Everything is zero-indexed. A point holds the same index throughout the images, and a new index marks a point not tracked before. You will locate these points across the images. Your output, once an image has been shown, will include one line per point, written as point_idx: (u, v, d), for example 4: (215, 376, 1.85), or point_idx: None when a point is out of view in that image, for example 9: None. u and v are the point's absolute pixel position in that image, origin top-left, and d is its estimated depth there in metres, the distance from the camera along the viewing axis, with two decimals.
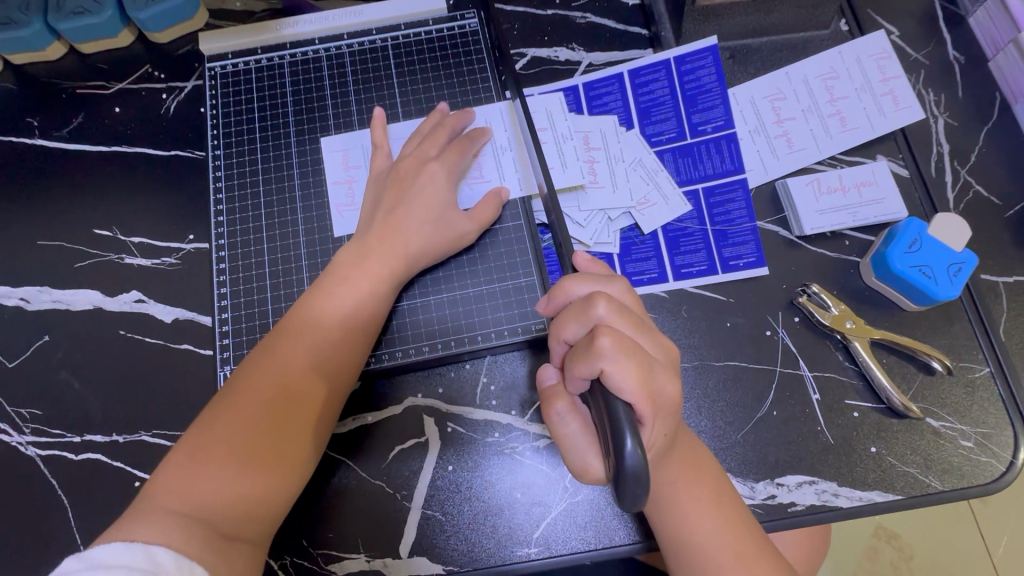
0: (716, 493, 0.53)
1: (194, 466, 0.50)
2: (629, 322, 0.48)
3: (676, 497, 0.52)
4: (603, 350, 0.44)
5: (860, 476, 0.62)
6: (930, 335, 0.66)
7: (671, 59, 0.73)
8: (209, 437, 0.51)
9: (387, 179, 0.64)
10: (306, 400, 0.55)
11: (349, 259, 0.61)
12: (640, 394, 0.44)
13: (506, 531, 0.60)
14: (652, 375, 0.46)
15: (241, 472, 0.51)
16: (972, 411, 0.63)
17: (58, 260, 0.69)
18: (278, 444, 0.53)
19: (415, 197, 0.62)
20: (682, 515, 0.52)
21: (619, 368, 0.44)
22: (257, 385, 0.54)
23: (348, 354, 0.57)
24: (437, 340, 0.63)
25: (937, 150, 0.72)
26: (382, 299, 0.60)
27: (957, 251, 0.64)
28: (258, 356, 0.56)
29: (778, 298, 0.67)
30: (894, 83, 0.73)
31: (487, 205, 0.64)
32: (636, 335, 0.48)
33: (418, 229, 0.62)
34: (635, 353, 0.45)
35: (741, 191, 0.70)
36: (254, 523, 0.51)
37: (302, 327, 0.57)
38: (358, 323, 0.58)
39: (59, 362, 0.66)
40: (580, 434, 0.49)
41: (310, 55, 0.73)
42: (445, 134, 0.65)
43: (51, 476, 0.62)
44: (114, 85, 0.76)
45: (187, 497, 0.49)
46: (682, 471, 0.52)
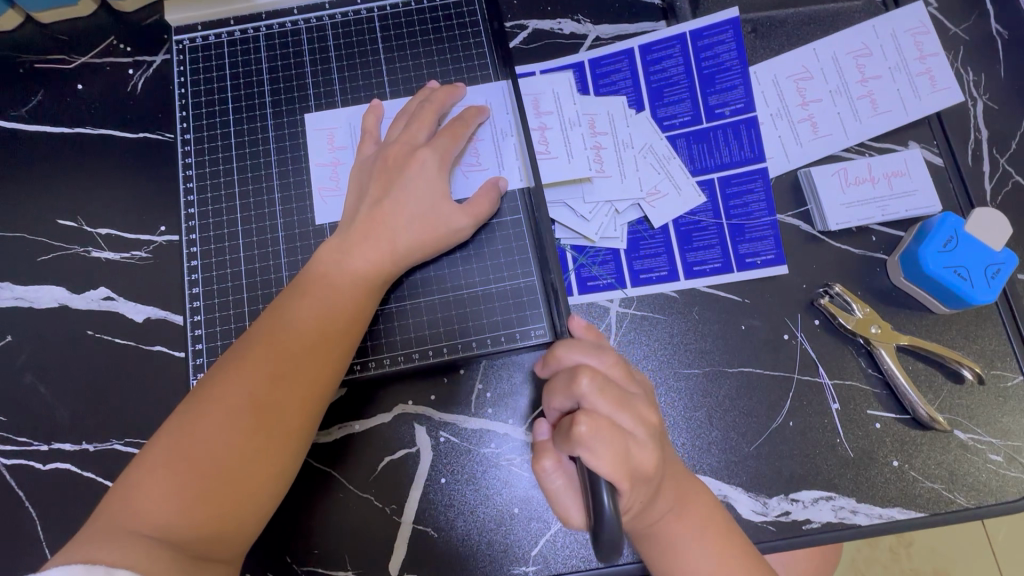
0: (713, 532, 0.49)
1: (158, 482, 0.45)
2: (612, 400, 0.43)
3: (661, 531, 0.48)
4: (581, 439, 0.40)
5: (880, 492, 0.58)
6: (960, 341, 0.61)
7: (686, 34, 0.67)
8: (174, 449, 0.46)
9: (372, 167, 0.58)
10: (283, 409, 0.50)
11: (331, 254, 0.56)
12: (619, 473, 0.40)
13: (502, 549, 0.56)
14: (631, 453, 0.42)
15: (210, 490, 0.46)
16: (1002, 422, 0.59)
17: (19, 253, 0.64)
18: (252, 457, 0.48)
19: (406, 187, 0.57)
20: (668, 551, 0.48)
21: (597, 455, 0.40)
22: (228, 394, 0.49)
23: (329, 358, 0.53)
24: (428, 345, 0.59)
25: (975, 137, 0.66)
26: (368, 301, 0.55)
27: (996, 251, 0.59)
28: (230, 361, 0.51)
29: (797, 299, 0.62)
30: (932, 62, 0.66)
31: (483, 198, 0.58)
32: (620, 414, 0.43)
33: (407, 225, 0.56)
34: (613, 437, 0.41)
35: (760, 182, 0.64)
36: (226, 543, 0.46)
37: (279, 329, 0.52)
38: (341, 326, 0.54)
39: (24, 364, 0.61)
40: (564, 491, 0.45)
41: (289, 27, 0.66)
42: (432, 114, 0.59)
43: (18, 487, 0.58)
44: (76, 59, 0.69)
45: (151, 515, 0.44)
46: (669, 502, 0.48)
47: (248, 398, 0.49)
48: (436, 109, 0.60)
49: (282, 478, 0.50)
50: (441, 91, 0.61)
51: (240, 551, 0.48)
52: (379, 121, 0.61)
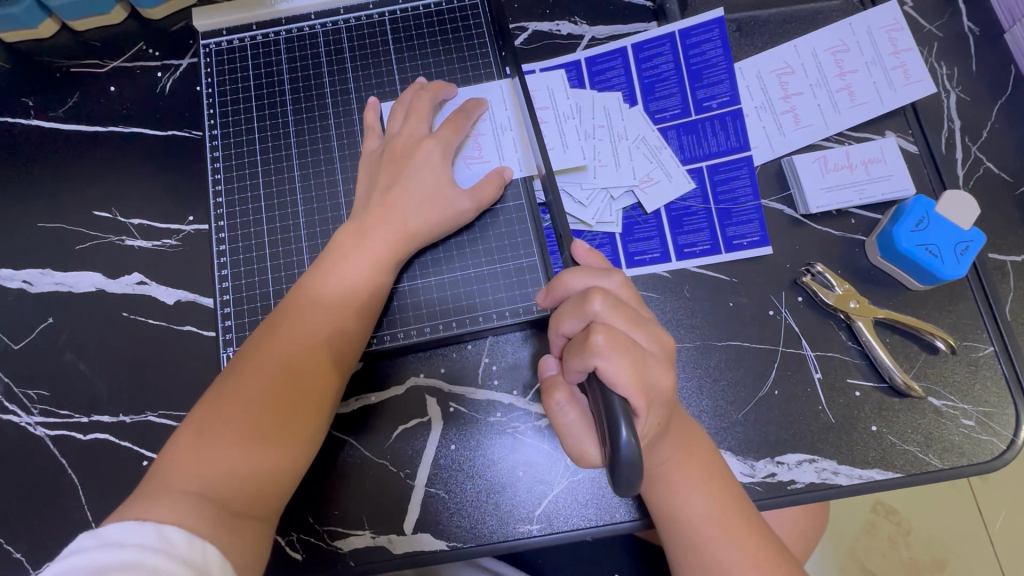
0: (708, 471, 0.54)
1: (199, 448, 0.50)
2: (625, 317, 0.47)
3: (668, 476, 0.53)
4: (597, 347, 0.44)
5: (860, 455, 0.62)
6: (935, 314, 0.65)
7: (675, 32, 0.71)
8: (212, 420, 0.51)
9: (381, 159, 0.63)
10: (310, 378, 0.54)
11: (347, 240, 0.60)
12: (636, 384, 0.44)
13: (508, 509, 0.61)
14: (647, 367, 0.46)
15: (246, 455, 0.50)
16: (975, 390, 0.63)
17: (60, 241, 0.69)
18: (285, 421, 0.52)
19: (412, 176, 0.62)
20: (674, 494, 0.53)
21: (613, 366, 0.44)
22: (262, 366, 0.54)
23: (352, 331, 0.57)
24: (438, 320, 0.63)
25: (948, 126, 0.70)
26: (383, 277, 0.60)
27: (964, 230, 0.63)
28: (260, 337, 0.56)
29: (781, 277, 0.67)
30: (906, 56, 0.71)
31: (488, 185, 0.63)
32: (634, 331, 0.48)
33: (416, 211, 0.61)
34: (629, 351, 0.45)
35: (746, 169, 0.69)
36: (261, 502, 0.51)
37: (304, 308, 0.57)
38: (360, 305, 0.58)
39: (65, 343, 0.66)
40: (579, 423, 0.50)
41: (306, 31, 0.71)
42: (428, 106, 0.64)
43: (61, 455, 0.63)
44: (109, 63, 0.74)
45: (194, 478, 0.48)
46: (676, 449, 0.53)
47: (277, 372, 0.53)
48: (431, 99, 0.65)
49: (309, 443, 0.54)
50: (435, 85, 0.66)
51: (271, 515, 0.52)
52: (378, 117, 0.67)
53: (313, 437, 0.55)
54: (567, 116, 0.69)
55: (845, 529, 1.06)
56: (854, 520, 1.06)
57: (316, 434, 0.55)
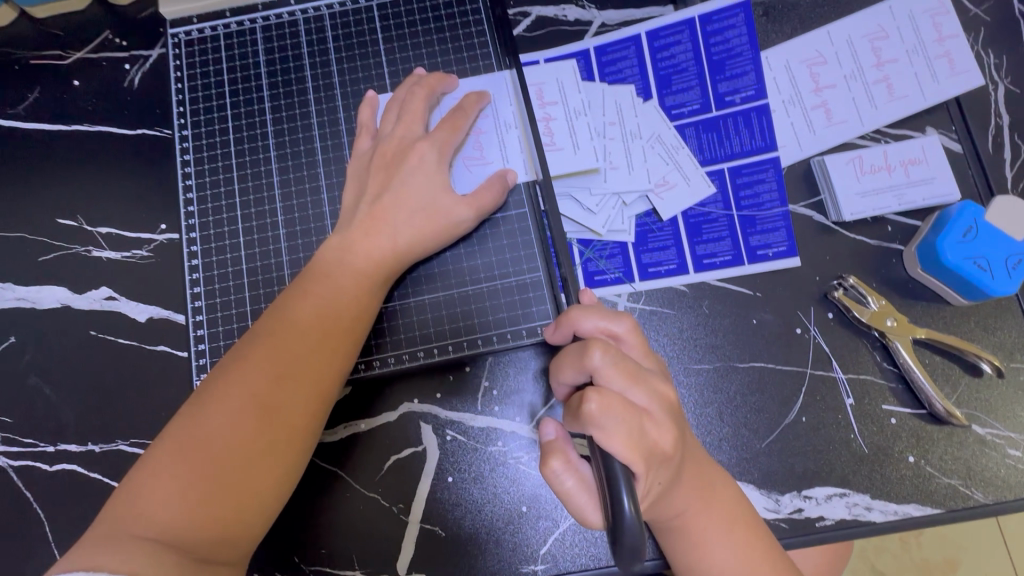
0: (732, 518, 0.48)
1: (162, 482, 0.45)
2: (624, 374, 0.42)
3: (686, 529, 0.48)
4: (591, 417, 0.39)
5: (895, 488, 0.56)
6: (979, 333, 0.59)
7: (695, 18, 0.64)
8: (176, 451, 0.46)
9: (370, 164, 0.57)
10: (286, 408, 0.49)
11: (332, 253, 0.55)
12: (634, 448, 0.39)
13: (510, 547, 0.56)
14: (645, 429, 0.41)
15: (214, 494, 0.45)
16: (1022, 417, 0.58)
17: (21, 253, 0.64)
18: (257, 455, 0.47)
19: (405, 184, 0.56)
20: (693, 548, 0.48)
21: (609, 434, 0.39)
22: (231, 394, 0.48)
23: (334, 354, 0.52)
24: (432, 343, 0.58)
25: (995, 122, 0.64)
26: (371, 295, 0.54)
27: (1016, 240, 0.57)
28: (232, 360, 0.50)
29: (810, 291, 0.61)
30: (951, 44, 0.64)
31: (489, 191, 0.57)
32: (633, 390, 0.42)
33: (407, 221, 0.55)
34: (625, 413, 0.40)
35: (772, 171, 0.62)
36: (230, 544, 0.46)
37: (281, 327, 0.51)
38: (343, 324, 0.53)
39: (28, 365, 0.61)
40: (578, 491, 0.43)
41: (285, 18, 0.64)
42: (423, 103, 0.58)
43: (25, 487, 0.58)
44: (72, 55, 0.68)
45: (155, 519, 0.44)
46: (695, 498, 0.47)
47: (251, 398, 0.48)
48: (428, 96, 0.58)
49: (286, 476, 0.49)
50: (432, 77, 0.59)
51: (242, 557, 0.47)
52: (374, 114, 0.60)
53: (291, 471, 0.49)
54: (578, 111, 0.61)
55: None
56: None
57: (294, 467, 0.50)
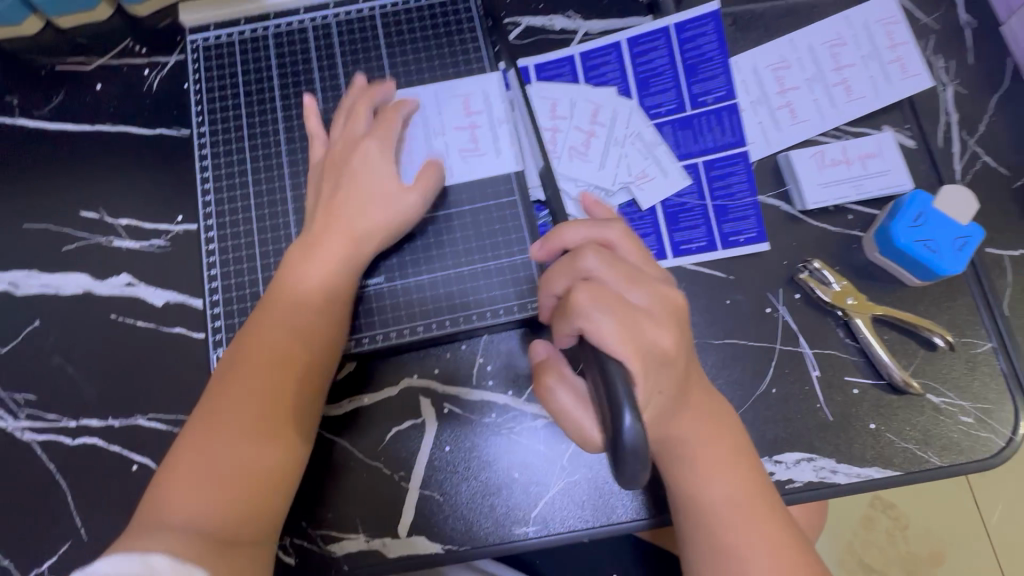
0: (735, 452, 0.53)
1: (181, 483, 0.49)
2: (618, 275, 0.48)
3: (696, 453, 0.52)
4: (581, 304, 0.46)
5: (858, 453, 0.61)
6: (933, 310, 0.65)
7: (670, 26, 0.71)
8: (190, 455, 0.50)
9: (320, 170, 0.62)
10: (285, 393, 0.54)
11: (298, 250, 0.59)
12: (630, 344, 0.45)
13: (504, 511, 0.60)
14: (642, 326, 0.46)
15: (233, 481, 0.49)
16: (973, 386, 0.63)
17: (46, 243, 0.68)
18: (266, 440, 0.52)
19: (355, 177, 0.60)
20: (695, 474, 0.52)
21: (597, 320, 0.45)
22: (233, 389, 0.53)
23: (322, 341, 0.57)
24: (434, 318, 0.63)
25: (945, 120, 0.70)
26: (338, 283, 0.58)
27: (963, 225, 0.62)
28: (228, 362, 0.55)
29: (778, 274, 0.66)
30: (902, 49, 0.70)
31: (429, 175, 0.62)
32: (628, 290, 0.48)
33: (363, 212, 0.59)
34: (618, 309, 0.46)
35: (742, 165, 0.68)
36: (254, 523, 0.50)
37: (268, 326, 0.56)
38: (322, 315, 0.57)
39: (52, 346, 0.65)
40: (573, 405, 0.49)
41: (295, 26, 0.70)
42: (366, 109, 0.63)
43: (49, 460, 0.62)
44: (95, 61, 0.73)
45: (178, 511, 0.48)
46: (704, 426, 0.53)
47: (249, 394, 0.52)
48: (370, 102, 0.63)
49: (295, 455, 0.53)
50: (374, 88, 0.64)
51: (267, 534, 0.51)
52: (319, 121, 0.65)
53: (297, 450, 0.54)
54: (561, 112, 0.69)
55: (841, 522, 1.06)
56: (851, 515, 1.06)
57: (300, 448, 0.54)
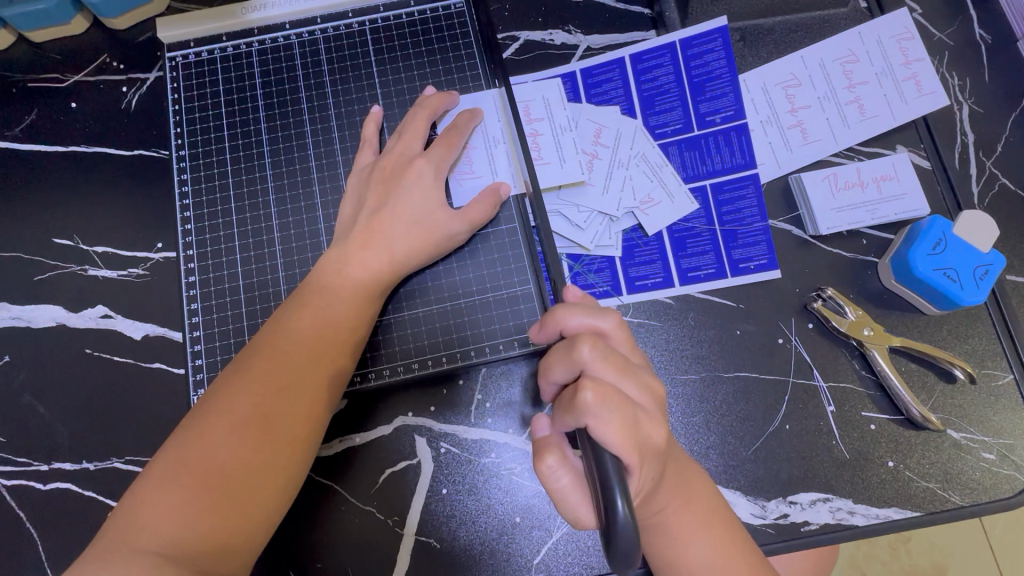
0: (711, 515, 0.50)
1: (161, 498, 0.46)
2: (614, 367, 0.45)
3: (667, 524, 0.50)
4: (588, 406, 0.41)
5: (876, 492, 0.58)
6: (951, 341, 0.62)
7: (676, 43, 0.68)
8: (172, 471, 0.47)
9: (370, 178, 0.59)
10: (287, 418, 0.50)
11: (329, 267, 0.56)
12: (627, 440, 0.42)
13: (505, 558, 0.57)
14: (640, 423, 0.44)
15: (212, 507, 0.46)
16: (994, 421, 0.60)
17: (17, 272, 0.64)
18: (260, 467, 0.48)
19: (402, 198, 0.57)
20: (672, 540, 0.49)
21: (604, 423, 0.41)
22: (232, 408, 0.49)
23: (332, 365, 0.53)
24: (439, 352, 0.59)
25: (961, 140, 0.67)
26: (369, 307, 0.56)
27: (984, 253, 0.59)
28: (232, 373, 0.51)
29: (791, 302, 0.63)
30: (917, 67, 0.67)
31: (480, 205, 0.58)
32: (625, 382, 0.45)
33: (404, 235, 0.57)
34: (620, 406, 0.42)
35: (752, 188, 0.65)
36: (229, 557, 0.46)
37: (280, 340, 0.52)
38: (333, 339, 0.53)
39: (23, 383, 0.61)
40: (572, 488, 0.46)
41: (281, 42, 0.66)
42: (425, 122, 0.60)
43: (19, 507, 0.58)
44: (70, 78, 0.69)
45: (156, 533, 0.44)
46: (675, 494, 0.50)
47: (245, 413, 0.49)
48: (429, 116, 0.60)
49: (289, 484, 0.50)
50: (434, 98, 0.61)
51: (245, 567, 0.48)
52: (377, 129, 0.63)
53: (285, 482, 0.50)
54: (564, 128, 0.63)
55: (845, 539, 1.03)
56: None
57: (288, 479, 0.50)
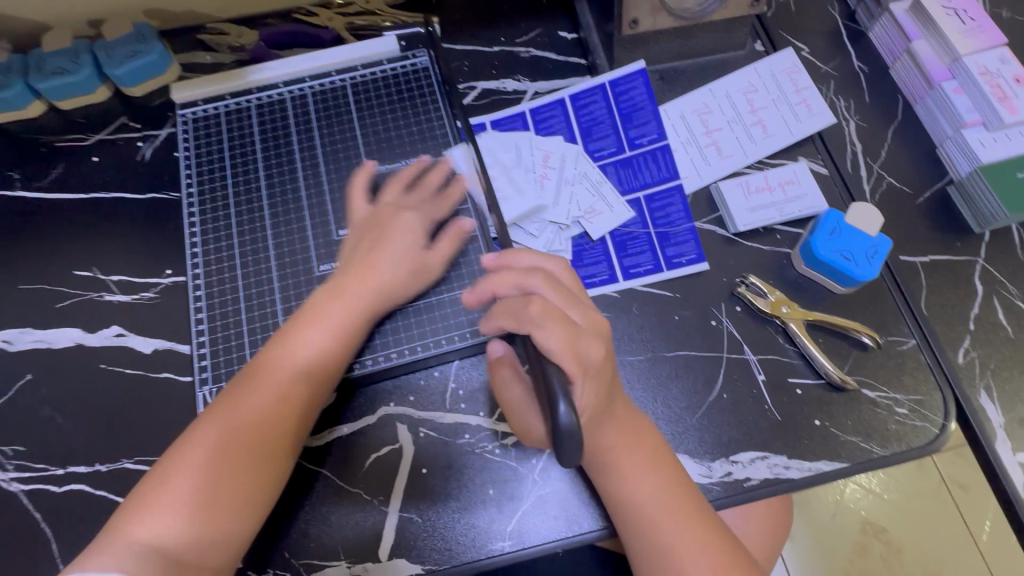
0: (657, 462, 0.60)
1: (156, 503, 0.53)
2: (561, 296, 0.59)
3: (624, 475, 0.59)
4: (534, 315, 0.55)
5: (808, 449, 0.66)
6: (860, 315, 0.72)
7: (606, 83, 0.81)
8: (167, 479, 0.54)
9: (364, 226, 0.69)
10: (272, 434, 0.57)
11: (320, 298, 0.63)
12: (570, 358, 0.53)
13: (481, 528, 0.63)
14: (580, 347, 0.55)
15: (201, 514, 0.53)
16: (903, 380, 0.69)
17: (41, 300, 0.73)
18: (243, 477, 0.55)
19: (391, 239, 0.67)
20: (630, 492, 0.59)
21: (546, 332, 0.54)
22: (225, 424, 0.57)
23: (312, 384, 0.60)
24: (415, 343, 0.68)
25: (851, 149, 0.80)
26: (355, 333, 0.63)
27: (872, 236, 0.70)
28: (230, 392, 0.59)
29: (720, 290, 0.73)
30: (806, 93, 0.81)
31: (448, 240, 0.69)
32: (570, 309, 0.59)
33: (389, 268, 0.65)
34: (560, 322, 0.56)
35: (678, 197, 0.76)
36: (212, 555, 0.53)
37: (274, 364, 0.60)
38: (318, 362, 0.61)
39: (43, 397, 0.68)
40: (522, 398, 0.60)
41: (275, 97, 0.79)
42: (404, 182, 0.72)
43: (35, 509, 0.64)
44: (92, 137, 0.81)
45: (150, 531, 0.52)
46: (626, 441, 0.59)
47: (234, 430, 0.56)
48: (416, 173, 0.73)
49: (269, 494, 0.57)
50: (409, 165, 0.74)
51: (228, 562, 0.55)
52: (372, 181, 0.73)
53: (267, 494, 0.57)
54: (528, 168, 0.77)
55: (838, 553, 1.23)
56: (845, 544, 1.23)
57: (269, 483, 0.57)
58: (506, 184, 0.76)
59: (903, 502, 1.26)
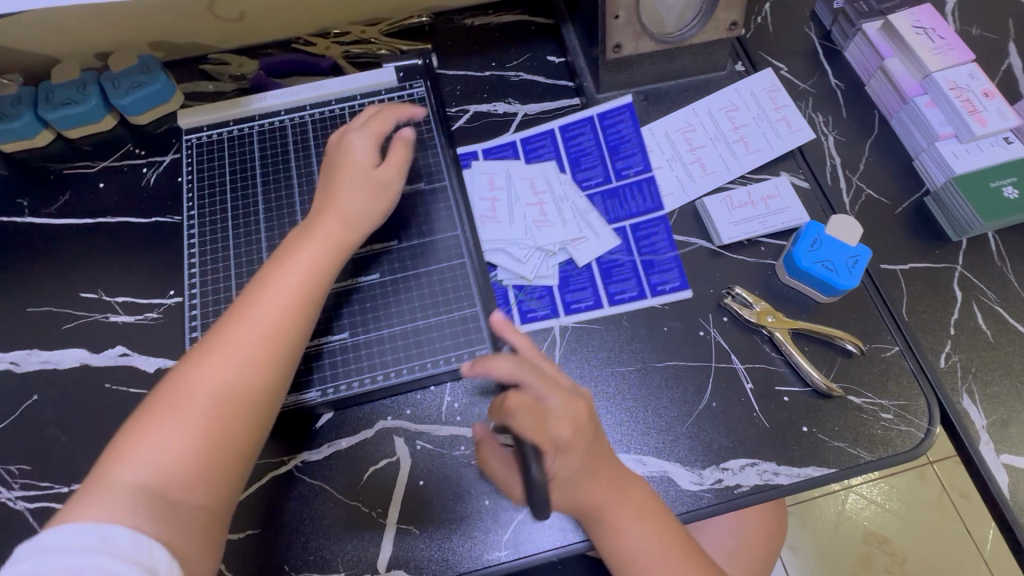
0: (645, 509, 0.61)
1: (144, 435, 0.51)
2: (541, 381, 0.59)
3: (608, 519, 0.61)
4: (511, 408, 0.57)
5: (797, 455, 0.67)
6: (844, 323, 0.74)
7: (594, 115, 0.85)
8: (155, 412, 0.52)
9: (332, 170, 0.71)
10: (263, 350, 0.57)
11: (296, 239, 0.65)
12: (541, 438, 0.57)
13: (477, 538, 0.64)
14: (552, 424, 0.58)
15: (197, 441, 0.51)
16: (888, 386, 0.70)
17: (48, 322, 0.75)
18: (234, 398, 0.54)
19: (353, 177, 0.69)
20: (616, 536, 0.60)
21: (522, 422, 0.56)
22: (212, 350, 0.56)
23: (299, 305, 0.61)
24: (403, 364, 0.70)
25: (831, 163, 0.83)
26: (331, 261, 0.65)
27: (852, 246, 0.73)
28: (214, 328, 0.58)
29: (707, 301, 0.75)
30: (786, 110, 0.85)
31: (397, 150, 0.72)
32: (549, 394, 0.59)
33: (357, 202, 0.68)
34: (535, 412, 0.58)
35: (661, 228, 0.78)
36: (206, 482, 0.51)
37: (255, 292, 0.60)
38: (299, 284, 0.62)
39: (49, 417, 0.70)
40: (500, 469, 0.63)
41: (276, 124, 0.82)
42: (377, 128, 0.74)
43: (39, 527, 0.65)
44: (98, 164, 0.84)
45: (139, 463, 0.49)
46: (610, 493, 0.61)
47: (221, 352, 0.56)
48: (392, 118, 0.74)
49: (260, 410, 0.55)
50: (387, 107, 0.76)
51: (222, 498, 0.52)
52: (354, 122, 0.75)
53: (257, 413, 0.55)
54: (516, 197, 0.80)
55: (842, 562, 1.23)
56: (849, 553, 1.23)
57: (260, 403, 0.56)
58: (497, 210, 0.79)
59: (905, 510, 1.26)
